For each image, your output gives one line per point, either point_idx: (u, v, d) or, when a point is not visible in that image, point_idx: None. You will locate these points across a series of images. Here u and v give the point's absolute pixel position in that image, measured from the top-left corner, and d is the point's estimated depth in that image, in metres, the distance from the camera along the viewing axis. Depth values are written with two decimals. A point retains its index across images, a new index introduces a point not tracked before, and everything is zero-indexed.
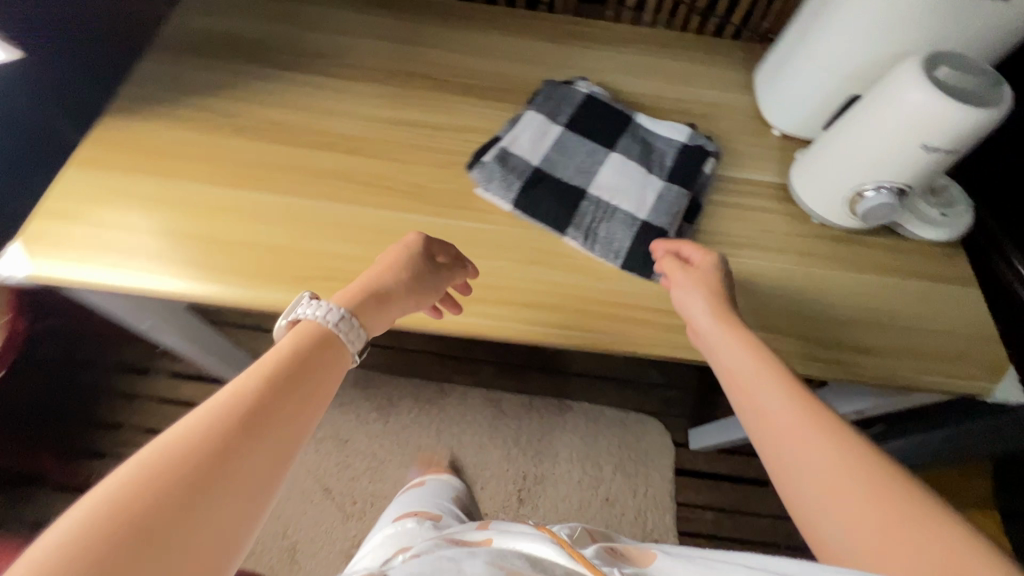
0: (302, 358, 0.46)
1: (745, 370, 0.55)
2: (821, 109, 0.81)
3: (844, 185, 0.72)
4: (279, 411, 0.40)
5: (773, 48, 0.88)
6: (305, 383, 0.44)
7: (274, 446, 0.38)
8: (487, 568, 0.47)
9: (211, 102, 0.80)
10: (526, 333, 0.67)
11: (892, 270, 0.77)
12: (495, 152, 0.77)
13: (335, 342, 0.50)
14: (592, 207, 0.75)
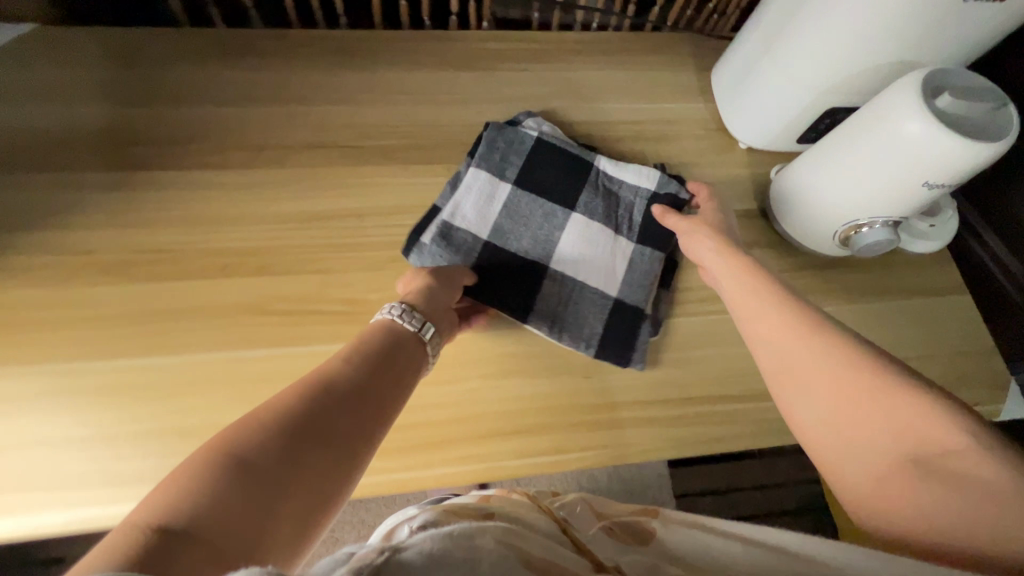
0: (371, 361, 0.47)
1: (738, 290, 0.57)
2: (794, 124, 0.72)
3: (836, 221, 0.66)
4: (338, 424, 0.40)
5: (728, 51, 0.76)
6: (368, 396, 0.44)
7: (335, 461, 0.38)
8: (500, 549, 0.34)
9: (53, 237, 0.61)
10: (517, 467, 0.58)
11: (883, 295, 0.72)
12: (434, 228, 0.65)
13: (404, 339, 0.52)
14: (554, 285, 0.64)
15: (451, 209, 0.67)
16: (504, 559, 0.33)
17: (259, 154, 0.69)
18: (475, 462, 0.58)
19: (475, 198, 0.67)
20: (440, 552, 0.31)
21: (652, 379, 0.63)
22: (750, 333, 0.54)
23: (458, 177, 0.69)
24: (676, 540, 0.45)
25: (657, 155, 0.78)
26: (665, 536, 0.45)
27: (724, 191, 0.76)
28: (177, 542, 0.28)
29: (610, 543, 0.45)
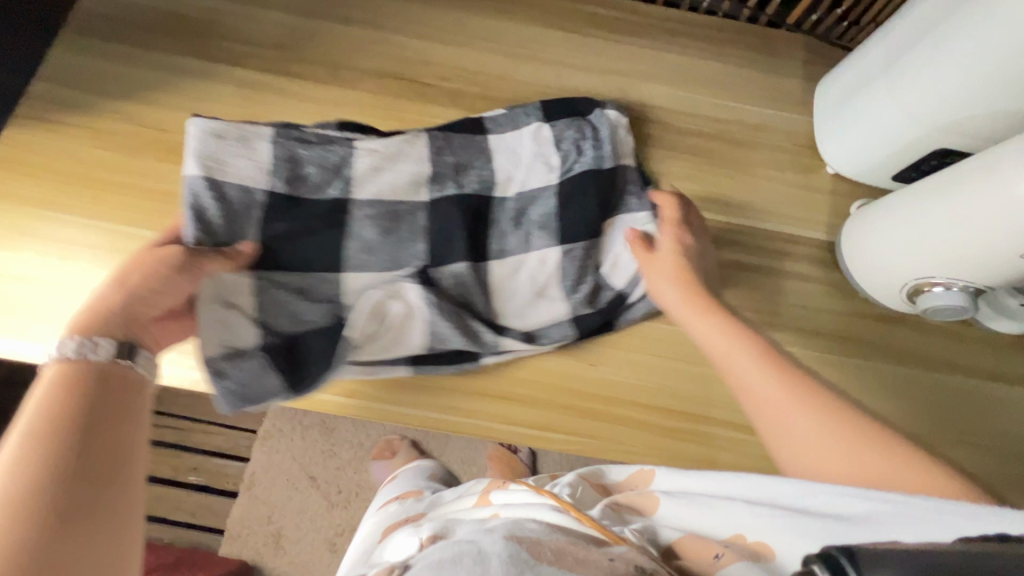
0: (85, 403, 0.36)
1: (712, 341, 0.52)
2: (889, 161, 0.65)
3: (906, 274, 0.59)
4: (90, 465, 0.34)
5: (851, 53, 0.68)
6: (99, 427, 0.36)
7: (108, 499, 0.34)
8: (508, 544, 0.39)
9: (139, 110, 0.66)
10: (504, 432, 0.59)
11: (944, 365, 0.65)
12: (262, 182, 0.56)
13: (116, 375, 0.39)
14: (271, 304, 0.56)
15: (302, 177, 0.58)
16: (512, 553, 0.38)
17: (333, 72, 0.70)
18: (461, 415, 0.59)
19: (387, 154, 0.61)
20: (444, 561, 0.39)
21: (658, 386, 0.61)
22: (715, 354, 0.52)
23: (257, 132, 0.57)
24: (674, 509, 0.46)
25: (732, 159, 0.72)
26: (664, 503, 0.47)
27: (794, 213, 0.71)
28: None
29: (616, 516, 0.46)
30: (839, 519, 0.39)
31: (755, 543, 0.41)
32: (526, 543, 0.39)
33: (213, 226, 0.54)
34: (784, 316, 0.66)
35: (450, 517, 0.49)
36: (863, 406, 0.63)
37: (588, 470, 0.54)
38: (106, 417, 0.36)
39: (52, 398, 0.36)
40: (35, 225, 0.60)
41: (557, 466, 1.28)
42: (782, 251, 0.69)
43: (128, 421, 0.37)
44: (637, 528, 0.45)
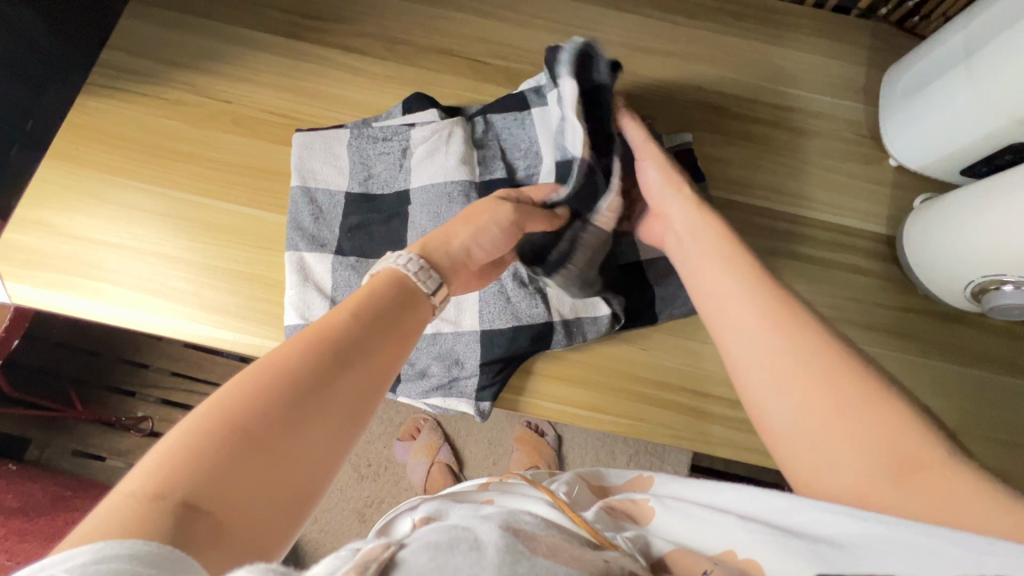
0: (386, 295, 0.41)
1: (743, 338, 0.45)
2: (961, 153, 0.62)
3: (976, 271, 0.57)
4: (372, 350, 0.37)
5: (932, 39, 0.65)
6: (392, 323, 0.40)
7: (355, 393, 0.35)
8: (504, 534, 0.35)
9: (201, 80, 0.67)
10: (553, 410, 0.60)
11: (1004, 365, 0.64)
12: (341, 187, 0.63)
13: (413, 293, 0.43)
14: (337, 281, 0.60)
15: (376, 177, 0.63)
16: (508, 544, 0.34)
17: (393, 49, 0.70)
18: (515, 393, 0.60)
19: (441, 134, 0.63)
20: (438, 543, 0.34)
21: (711, 374, 0.61)
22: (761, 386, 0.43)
23: (331, 134, 0.64)
24: (667, 519, 0.43)
25: (793, 147, 0.71)
26: (658, 513, 0.44)
27: (856, 205, 0.69)
28: (222, 458, 0.29)
29: (608, 520, 0.44)
30: (833, 546, 0.34)
31: (746, 562, 0.37)
32: (522, 536, 0.36)
33: (302, 228, 0.61)
34: (839, 310, 0.66)
35: (446, 500, 0.47)
36: None
37: (586, 470, 0.54)
38: (381, 334, 0.38)
39: (362, 296, 0.40)
40: (107, 191, 0.62)
41: (583, 447, 1.30)
42: (842, 244, 0.68)
43: (406, 323, 0.41)
44: (629, 536, 0.41)
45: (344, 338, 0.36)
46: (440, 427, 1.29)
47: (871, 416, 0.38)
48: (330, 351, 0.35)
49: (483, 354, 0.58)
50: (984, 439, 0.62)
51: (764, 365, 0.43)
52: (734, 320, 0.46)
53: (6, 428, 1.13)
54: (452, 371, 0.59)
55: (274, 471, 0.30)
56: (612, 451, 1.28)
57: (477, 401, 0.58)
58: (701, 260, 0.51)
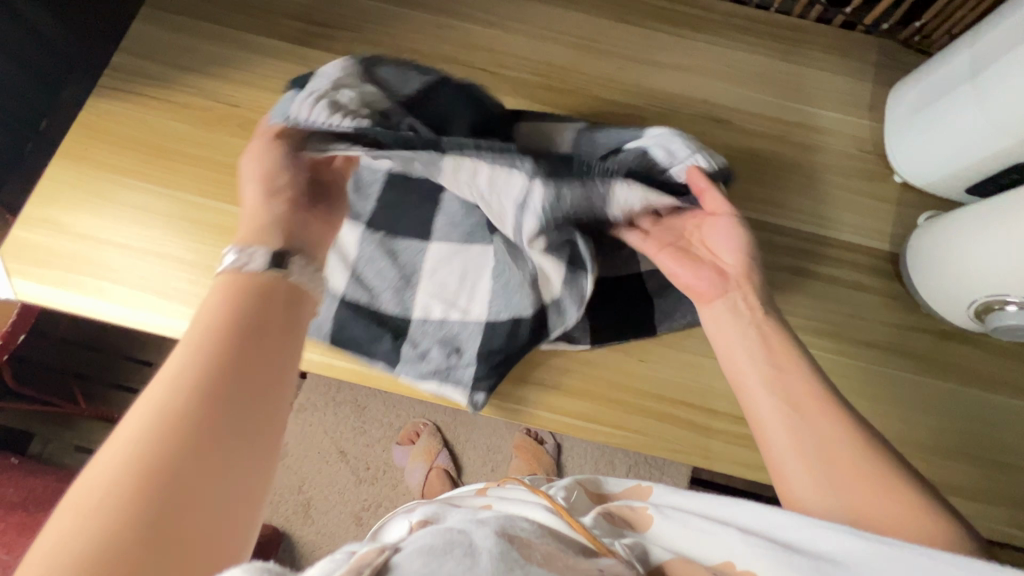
0: (251, 300, 0.40)
1: (749, 379, 0.50)
2: (965, 171, 0.62)
3: (980, 288, 0.57)
4: (251, 356, 0.37)
5: (940, 55, 0.64)
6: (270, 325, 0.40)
7: (245, 401, 0.36)
8: (499, 541, 0.35)
9: (210, 85, 0.68)
10: (549, 419, 0.60)
11: (1007, 386, 0.63)
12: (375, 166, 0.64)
13: (275, 287, 0.42)
14: (363, 253, 0.60)
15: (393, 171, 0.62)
16: (503, 550, 0.34)
17: (401, 57, 0.71)
18: (512, 401, 0.60)
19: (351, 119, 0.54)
20: (432, 548, 0.34)
21: (709, 387, 0.60)
22: (762, 418, 0.48)
23: None
24: (666, 527, 0.42)
25: (797, 162, 0.71)
26: (657, 522, 0.43)
27: (859, 221, 0.69)
28: (125, 513, 0.30)
29: (607, 526, 0.43)
30: (829, 561, 0.36)
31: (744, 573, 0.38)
32: (517, 542, 0.36)
33: None
34: (840, 325, 0.65)
35: (444, 505, 0.47)
36: (916, 423, 0.62)
37: (585, 477, 0.53)
38: (257, 339, 0.38)
39: (221, 310, 0.39)
40: (115, 191, 0.63)
41: (582, 456, 1.30)
42: (845, 259, 0.67)
43: (282, 319, 0.41)
44: (626, 543, 0.41)
45: (221, 361, 0.36)
46: (439, 433, 1.29)
47: (863, 510, 0.41)
48: (209, 372, 0.36)
49: (483, 344, 0.58)
50: (986, 461, 0.61)
51: (782, 435, 0.46)
52: (744, 362, 0.51)
53: (10, 422, 1.14)
54: (450, 358, 0.59)
55: (188, 499, 0.31)
56: (611, 461, 1.28)
57: (472, 392, 0.58)
58: (769, 340, 0.51)
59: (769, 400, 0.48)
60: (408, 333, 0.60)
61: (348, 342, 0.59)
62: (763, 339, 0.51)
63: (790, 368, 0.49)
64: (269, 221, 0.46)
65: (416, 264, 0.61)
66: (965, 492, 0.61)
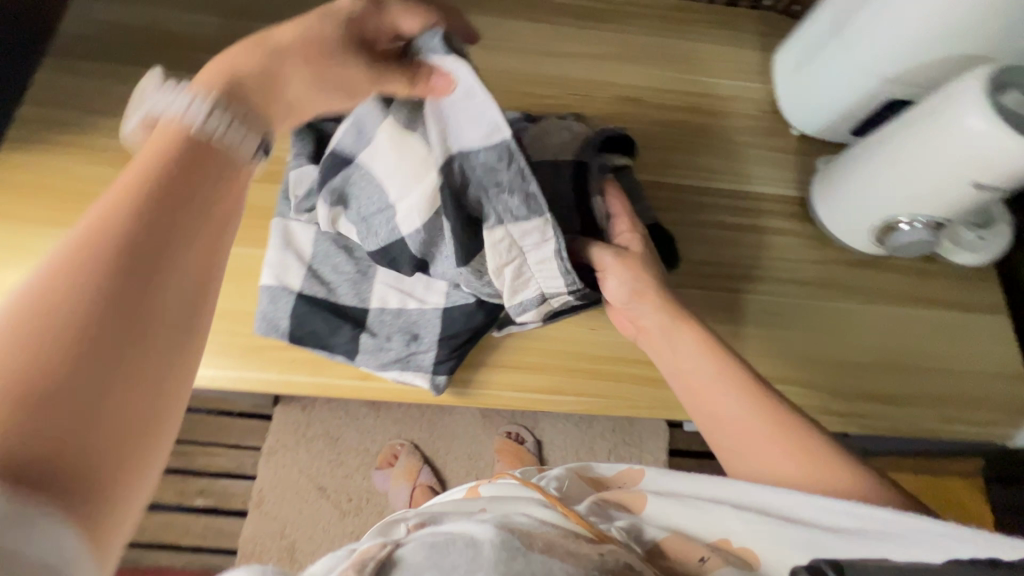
0: (177, 163, 0.33)
1: (698, 377, 0.52)
2: (847, 114, 0.70)
3: (876, 216, 0.64)
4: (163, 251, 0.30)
5: (808, 15, 0.71)
6: (195, 179, 0.34)
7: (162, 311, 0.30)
8: (500, 533, 0.36)
9: None
10: (515, 399, 0.62)
11: (917, 299, 0.70)
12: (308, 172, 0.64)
13: (215, 151, 0.35)
14: (319, 250, 0.61)
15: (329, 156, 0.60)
16: (505, 542, 0.35)
17: None
18: (477, 387, 0.62)
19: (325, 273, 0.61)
20: (435, 544, 0.36)
21: None
22: (702, 400, 0.51)
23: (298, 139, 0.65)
24: (659, 508, 0.45)
25: (706, 128, 0.77)
26: (651, 503, 0.46)
27: (767, 173, 0.75)
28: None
29: (604, 508, 0.46)
30: (831, 533, 0.42)
31: (741, 550, 0.43)
32: (518, 534, 0.37)
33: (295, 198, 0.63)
34: (768, 266, 0.71)
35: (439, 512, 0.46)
36: (848, 344, 0.68)
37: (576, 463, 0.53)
38: (176, 214, 0.32)
39: (144, 164, 0.33)
40: (38, 244, 0.61)
41: (563, 448, 1.32)
42: (762, 209, 0.73)
43: (194, 224, 0.32)
44: (622, 527, 0.43)
45: (130, 247, 0.30)
46: (418, 450, 1.28)
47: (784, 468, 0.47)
48: (111, 247, 0.29)
49: (443, 330, 0.59)
50: (912, 368, 0.68)
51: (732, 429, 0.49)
52: (695, 369, 0.52)
53: None
54: (410, 346, 0.60)
55: (76, 478, 0.25)
56: (592, 447, 1.32)
57: (433, 374, 0.59)
58: (687, 372, 0.53)
59: (717, 398, 0.50)
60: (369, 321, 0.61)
61: (307, 335, 0.59)
62: (687, 377, 0.53)
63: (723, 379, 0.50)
64: (216, 75, 0.40)
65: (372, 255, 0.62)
66: (899, 400, 0.67)
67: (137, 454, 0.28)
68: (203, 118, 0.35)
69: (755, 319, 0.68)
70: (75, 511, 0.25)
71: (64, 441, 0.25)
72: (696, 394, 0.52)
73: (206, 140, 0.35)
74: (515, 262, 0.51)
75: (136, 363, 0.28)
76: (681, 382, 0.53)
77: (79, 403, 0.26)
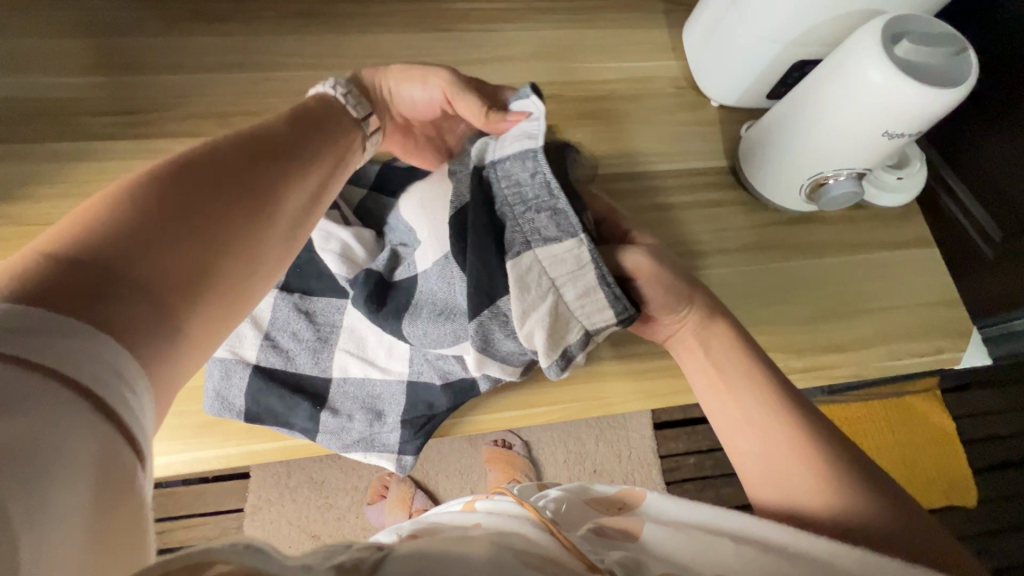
0: (302, 124, 0.45)
1: (723, 376, 0.48)
2: (760, 80, 0.71)
3: (801, 176, 0.67)
4: (278, 181, 0.40)
5: None
6: (309, 137, 0.44)
7: (271, 236, 0.39)
8: (495, 550, 0.31)
9: (19, 207, 0.61)
10: (489, 419, 0.61)
11: (852, 246, 0.73)
12: None
13: (336, 110, 0.49)
14: (276, 316, 0.58)
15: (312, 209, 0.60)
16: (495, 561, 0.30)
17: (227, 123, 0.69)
18: (448, 417, 0.60)
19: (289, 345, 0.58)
20: (430, 553, 0.29)
21: (618, 336, 0.64)
22: (724, 398, 0.47)
23: None
24: (660, 535, 0.38)
25: (629, 113, 0.77)
26: (649, 530, 0.39)
27: (696, 148, 0.76)
28: (147, 213, 0.32)
29: (596, 542, 0.37)
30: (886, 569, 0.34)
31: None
32: (512, 551, 0.32)
33: None
34: (711, 242, 0.72)
35: (427, 524, 0.39)
36: (796, 302, 0.70)
37: (575, 487, 0.45)
38: (288, 149, 0.42)
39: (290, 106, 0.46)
40: None
41: (552, 445, 1.32)
42: (696, 185, 0.74)
43: (299, 169, 0.42)
44: (615, 557, 0.35)
45: (255, 144, 0.40)
46: (408, 476, 1.26)
47: (793, 487, 0.41)
48: (244, 148, 0.39)
49: (405, 411, 0.58)
50: (858, 314, 0.71)
51: (752, 436, 0.44)
52: (724, 364, 0.48)
53: None
54: (373, 425, 0.58)
55: (160, 310, 0.32)
56: (579, 437, 1.33)
57: (399, 455, 0.58)
58: (721, 365, 0.48)
59: (742, 396, 0.46)
60: (329, 398, 0.58)
61: (264, 411, 0.56)
62: (712, 376, 0.48)
63: (753, 382, 0.47)
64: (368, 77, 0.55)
65: (334, 321, 0.59)
66: (852, 345, 0.69)
67: (206, 313, 0.35)
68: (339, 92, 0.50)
69: None
70: (141, 357, 0.30)
71: (164, 264, 0.32)
72: (718, 394, 0.47)
73: (327, 115, 0.48)
74: (549, 300, 0.47)
75: (229, 252, 0.36)
76: (706, 389, 0.49)
77: (195, 236, 0.34)
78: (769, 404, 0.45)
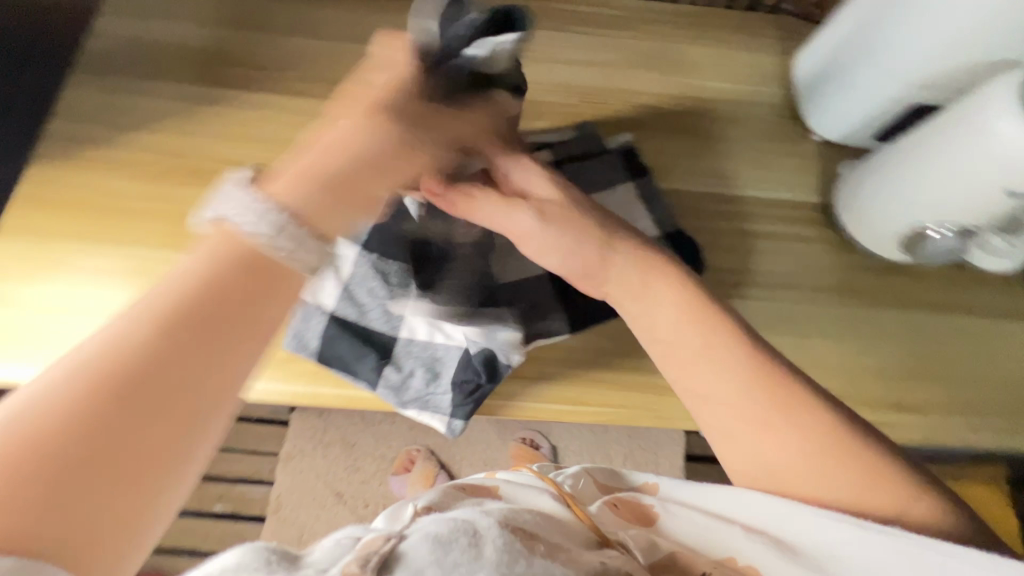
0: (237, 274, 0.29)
1: (687, 345, 0.44)
2: (872, 119, 0.69)
3: (900, 223, 0.64)
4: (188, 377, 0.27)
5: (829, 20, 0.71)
6: (247, 292, 0.29)
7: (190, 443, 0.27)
8: (504, 532, 0.32)
9: (153, 138, 0.68)
10: (539, 408, 0.62)
11: (944, 306, 0.69)
12: None
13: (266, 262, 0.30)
14: (356, 270, 0.60)
15: None
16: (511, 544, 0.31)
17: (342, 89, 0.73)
18: (501, 398, 0.62)
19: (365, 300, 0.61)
20: (438, 535, 0.30)
21: None
22: (690, 378, 0.44)
23: None
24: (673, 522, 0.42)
25: (725, 134, 0.76)
26: (664, 517, 0.42)
27: (790, 179, 0.75)
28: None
29: (612, 521, 0.42)
30: None
31: (747, 567, 0.39)
32: (521, 535, 0.33)
33: None
34: (791, 276, 0.70)
35: (449, 493, 0.40)
36: (873, 352, 0.67)
37: (595, 466, 0.47)
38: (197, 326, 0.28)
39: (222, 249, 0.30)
40: (69, 257, 0.62)
41: (580, 455, 1.31)
42: (784, 216, 0.73)
43: (220, 349, 0.28)
44: (630, 534, 0.40)
45: (151, 332, 0.27)
46: (434, 455, 1.29)
47: (792, 476, 0.41)
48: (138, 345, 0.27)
49: (459, 373, 0.60)
50: (939, 377, 0.67)
51: (732, 419, 0.42)
52: (683, 336, 0.45)
53: None
54: (429, 385, 0.61)
55: None
56: (608, 452, 1.31)
57: (449, 419, 0.60)
58: (678, 355, 0.45)
59: (718, 378, 0.43)
60: (394, 351, 0.61)
61: (334, 357, 0.60)
62: (675, 348, 0.45)
63: (723, 354, 0.43)
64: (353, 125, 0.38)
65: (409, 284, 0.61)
66: (927, 409, 0.66)
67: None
68: (264, 229, 0.30)
69: (776, 327, 0.68)
70: None
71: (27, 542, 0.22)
72: (676, 368, 0.45)
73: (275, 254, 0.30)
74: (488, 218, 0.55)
75: (125, 498, 0.25)
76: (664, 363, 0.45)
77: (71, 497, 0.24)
78: (745, 378, 0.43)
